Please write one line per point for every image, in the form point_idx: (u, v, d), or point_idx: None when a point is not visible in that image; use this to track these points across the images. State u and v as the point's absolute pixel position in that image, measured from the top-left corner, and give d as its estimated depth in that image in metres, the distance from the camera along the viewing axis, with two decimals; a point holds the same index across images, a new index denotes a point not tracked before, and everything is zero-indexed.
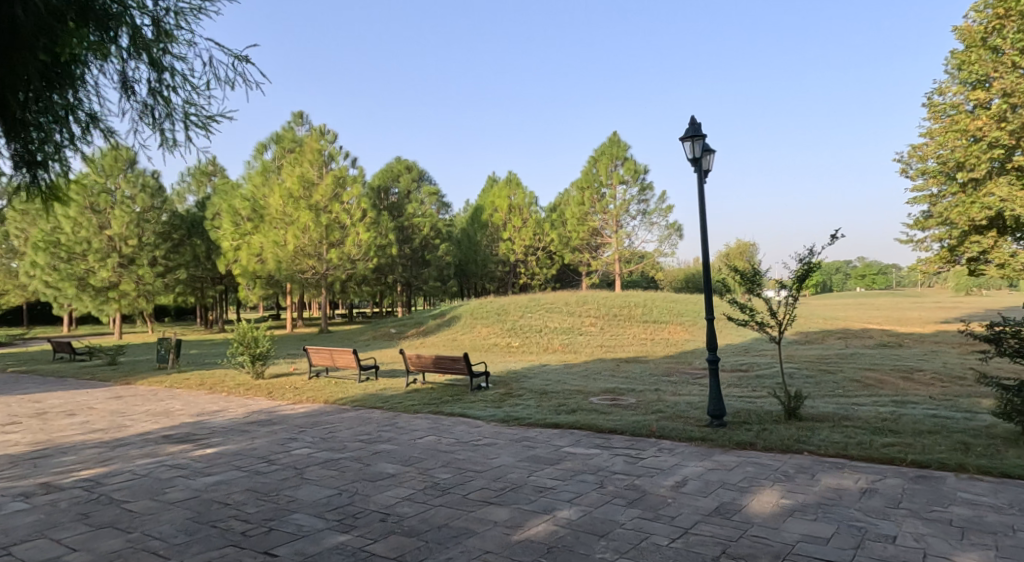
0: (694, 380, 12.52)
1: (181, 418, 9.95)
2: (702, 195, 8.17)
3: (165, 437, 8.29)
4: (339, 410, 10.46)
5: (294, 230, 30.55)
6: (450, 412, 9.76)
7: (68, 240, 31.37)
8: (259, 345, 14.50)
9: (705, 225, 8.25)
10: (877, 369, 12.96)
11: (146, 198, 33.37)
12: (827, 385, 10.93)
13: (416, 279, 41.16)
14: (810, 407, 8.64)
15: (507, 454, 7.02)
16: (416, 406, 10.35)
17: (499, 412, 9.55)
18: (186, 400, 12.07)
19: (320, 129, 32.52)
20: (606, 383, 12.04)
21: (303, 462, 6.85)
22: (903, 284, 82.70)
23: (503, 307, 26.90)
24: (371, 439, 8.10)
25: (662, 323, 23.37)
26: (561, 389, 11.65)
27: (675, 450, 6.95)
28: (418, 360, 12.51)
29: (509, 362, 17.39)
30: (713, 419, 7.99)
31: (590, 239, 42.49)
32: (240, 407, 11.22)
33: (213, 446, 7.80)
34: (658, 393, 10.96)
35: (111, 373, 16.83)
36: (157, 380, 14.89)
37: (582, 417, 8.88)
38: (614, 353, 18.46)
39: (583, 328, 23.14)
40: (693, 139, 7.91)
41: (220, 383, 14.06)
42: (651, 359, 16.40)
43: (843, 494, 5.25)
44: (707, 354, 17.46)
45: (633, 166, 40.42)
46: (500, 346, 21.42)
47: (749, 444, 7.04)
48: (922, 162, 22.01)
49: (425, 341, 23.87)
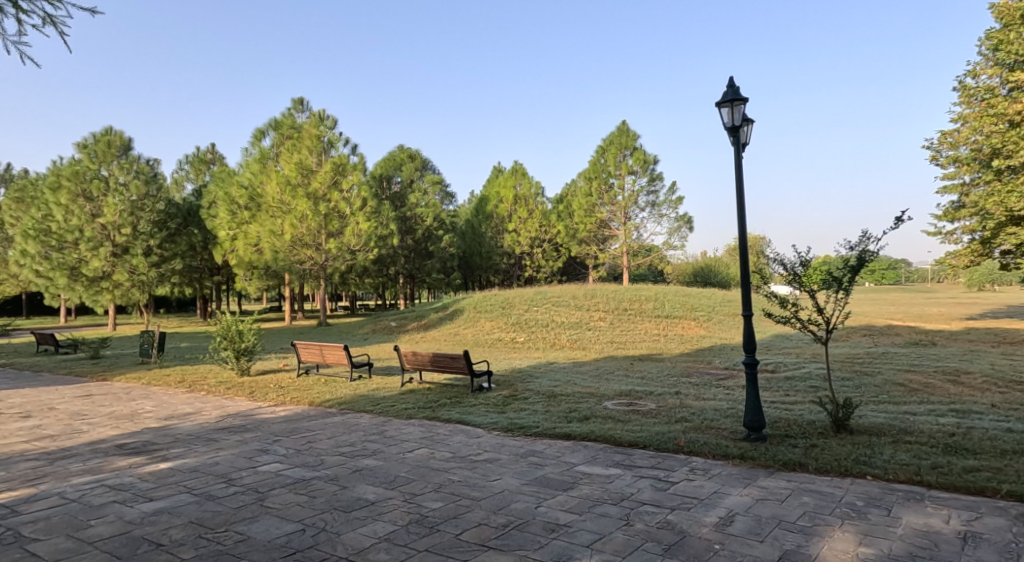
0: (716, 381, 11.39)
1: (146, 422, 8.88)
2: (740, 172, 7.04)
3: (118, 447, 7.21)
4: (325, 413, 9.39)
5: (291, 219, 29.57)
6: (447, 418, 8.66)
7: (58, 229, 30.52)
8: (244, 339, 13.50)
9: (743, 205, 7.10)
10: (918, 370, 11.81)
11: (141, 184, 32.32)
12: (868, 389, 9.80)
13: (419, 271, 40.09)
14: (859, 418, 7.51)
15: (510, 475, 5.89)
16: (409, 411, 9.26)
17: (502, 419, 8.43)
18: (159, 400, 11.01)
19: (320, 114, 31.38)
20: (620, 385, 10.93)
21: (269, 484, 5.75)
22: (912, 280, 81.36)
23: (508, 300, 25.80)
24: (354, 451, 7.00)
25: (674, 318, 22.21)
26: (570, 390, 10.55)
27: (711, 473, 5.82)
28: (414, 358, 11.43)
29: (513, 359, 16.27)
30: (750, 431, 6.89)
31: (598, 231, 41.33)
32: (215, 408, 10.15)
33: (168, 459, 6.71)
34: (679, 397, 9.84)
35: (92, 367, 15.83)
36: (135, 376, 13.88)
37: (597, 426, 7.77)
38: (625, 350, 17.31)
39: (591, 323, 21.99)
40: (732, 104, 6.75)
41: (201, 380, 13.01)
42: (667, 358, 15.23)
43: (938, 540, 4.13)
44: (726, 351, 16.30)
45: (642, 155, 39.13)
46: (504, 341, 20.29)
47: (798, 465, 5.92)
48: (954, 149, 20.74)
49: (426, 336, 22.83)
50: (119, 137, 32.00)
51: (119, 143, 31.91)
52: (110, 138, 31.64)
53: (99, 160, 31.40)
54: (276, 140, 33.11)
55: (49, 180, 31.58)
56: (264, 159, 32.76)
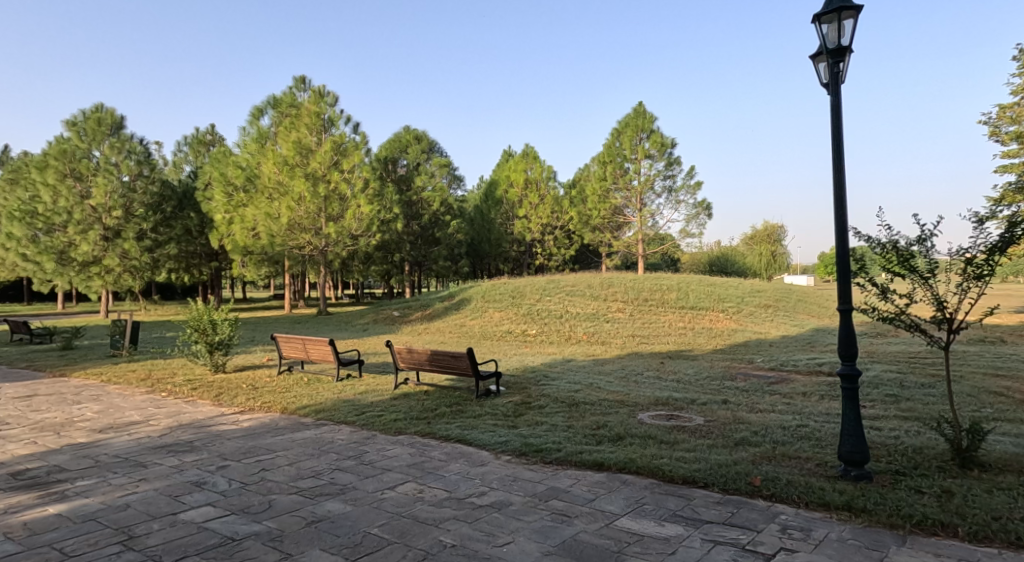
0: (769, 387, 9.57)
1: (73, 435, 7.17)
2: (837, 124, 5.20)
3: (10, 478, 5.50)
4: (297, 426, 7.67)
5: (288, 201, 27.90)
6: (444, 436, 6.91)
7: (46, 210, 29.05)
8: (217, 332, 11.87)
9: (840, 170, 5.24)
10: (1009, 374, 9.91)
11: (133, 164, 30.64)
12: (964, 399, 8.00)
13: (425, 258, 38.39)
14: (986, 448, 5.67)
15: (525, 536, 4.13)
16: (400, 423, 7.53)
17: (513, 438, 6.70)
18: (107, 403, 9.35)
19: (320, 90, 29.40)
20: (653, 391, 9.18)
21: (181, 548, 4.02)
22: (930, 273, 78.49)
23: (518, 289, 24.05)
24: (319, 488, 5.26)
25: (700, 310, 20.30)
26: (594, 396, 8.81)
27: (819, 539, 4.02)
28: (410, 356, 9.73)
29: (525, 354, 14.55)
30: (848, 466, 5.08)
31: (612, 219, 39.29)
32: (168, 416, 8.45)
33: (64, 497, 4.96)
34: (730, 409, 8.04)
35: (58, 360, 14.30)
36: (96, 372, 12.31)
37: (636, 452, 6.01)
38: (650, 345, 15.54)
39: (609, 314, 20.17)
40: (843, 16, 4.92)
41: (168, 378, 11.42)
42: (700, 355, 13.47)
43: None
44: (765, 348, 14.44)
45: (659, 139, 36.99)
46: (514, 334, 18.50)
47: (939, 526, 4.12)
48: (1016, 123, 18.61)
49: (429, 327, 21.13)
50: (111, 115, 30.23)
51: (110, 121, 30.12)
52: (101, 115, 29.82)
53: (89, 139, 29.62)
54: (276, 119, 31.33)
55: (37, 159, 29.84)
56: (263, 138, 31.09)
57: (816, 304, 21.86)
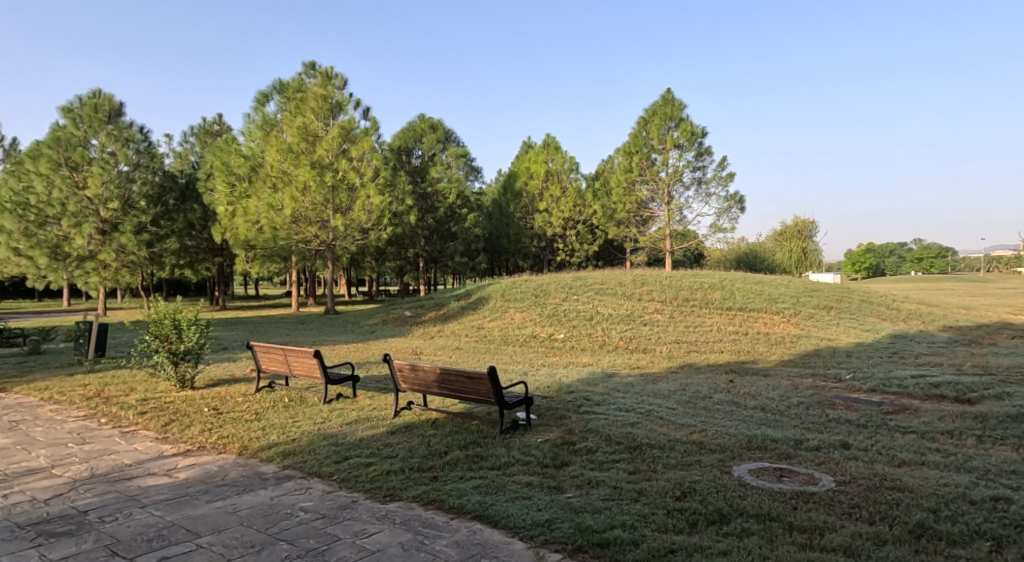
0: (890, 420, 7.13)
1: None
2: None
3: None
4: (252, 482, 5.39)
5: (291, 191, 25.82)
6: (454, 508, 4.64)
7: (39, 201, 27.40)
8: (182, 340, 9.68)
9: None
10: None
11: (132, 154, 28.48)
12: None
13: (441, 254, 36.27)
14: None
15: None
16: (394, 480, 5.26)
17: (561, 515, 4.39)
18: (21, 435, 7.19)
19: (326, 71, 27.21)
20: (739, 427, 6.79)
21: None
22: (960, 267, 74.80)
23: (542, 287, 21.73)
24: None
25: (751, 312, 17.85)
26: (659, 435, 6.47)
27: None
28: (412, 375, 7.50)
29: (554, 365, 12.27)
30: None
31: (638, 213, 36.74)
32: (87, 456, 6.28)
33: None
34: (861, 459, 5.65)
35: (10, 369, 12.29)
36: (42, 386, 10.21)
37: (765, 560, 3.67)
38: (702, 355, 13.18)
39: (646, 316, 17.83)
40: None
41: (121, 396, 9.29)
42: (769, 368, 11.12)
43: None
44: (846, 359, 11.96)
45: (689, 127, 34.16)
46: (539, 339, 16.18)
47: None
48: None
49: (443, 330, 18.91)
50: (108, 101, 28.19)
51: (106, 108, 28.07)
52: (98, 101, 27.81)
53: (85, 126, 27.67)
54: (282, 105, 29.29)
55: (31, 147, 28.08)
56: (269, 125, 28.94)
57: (881, 305, 19.20)
